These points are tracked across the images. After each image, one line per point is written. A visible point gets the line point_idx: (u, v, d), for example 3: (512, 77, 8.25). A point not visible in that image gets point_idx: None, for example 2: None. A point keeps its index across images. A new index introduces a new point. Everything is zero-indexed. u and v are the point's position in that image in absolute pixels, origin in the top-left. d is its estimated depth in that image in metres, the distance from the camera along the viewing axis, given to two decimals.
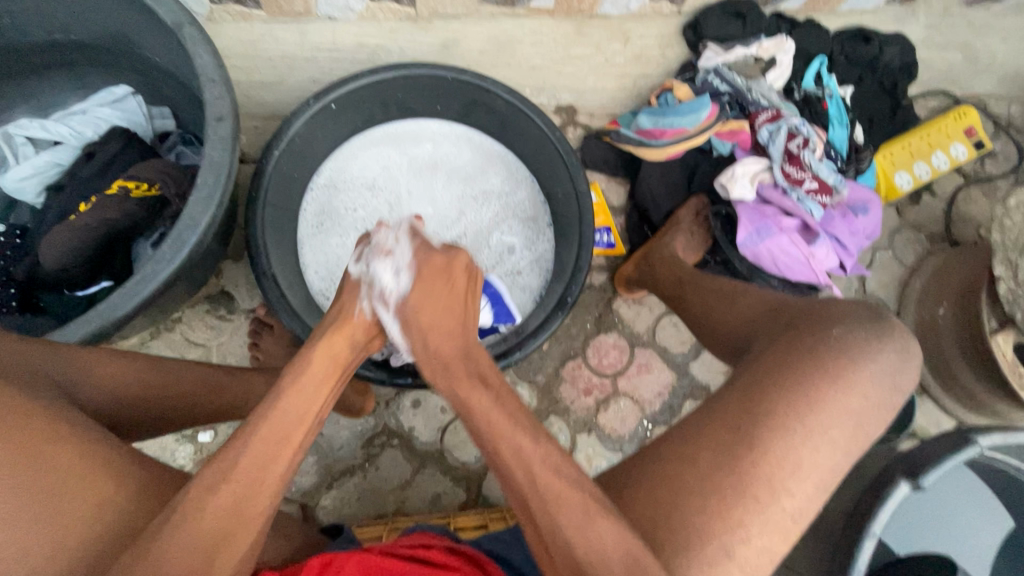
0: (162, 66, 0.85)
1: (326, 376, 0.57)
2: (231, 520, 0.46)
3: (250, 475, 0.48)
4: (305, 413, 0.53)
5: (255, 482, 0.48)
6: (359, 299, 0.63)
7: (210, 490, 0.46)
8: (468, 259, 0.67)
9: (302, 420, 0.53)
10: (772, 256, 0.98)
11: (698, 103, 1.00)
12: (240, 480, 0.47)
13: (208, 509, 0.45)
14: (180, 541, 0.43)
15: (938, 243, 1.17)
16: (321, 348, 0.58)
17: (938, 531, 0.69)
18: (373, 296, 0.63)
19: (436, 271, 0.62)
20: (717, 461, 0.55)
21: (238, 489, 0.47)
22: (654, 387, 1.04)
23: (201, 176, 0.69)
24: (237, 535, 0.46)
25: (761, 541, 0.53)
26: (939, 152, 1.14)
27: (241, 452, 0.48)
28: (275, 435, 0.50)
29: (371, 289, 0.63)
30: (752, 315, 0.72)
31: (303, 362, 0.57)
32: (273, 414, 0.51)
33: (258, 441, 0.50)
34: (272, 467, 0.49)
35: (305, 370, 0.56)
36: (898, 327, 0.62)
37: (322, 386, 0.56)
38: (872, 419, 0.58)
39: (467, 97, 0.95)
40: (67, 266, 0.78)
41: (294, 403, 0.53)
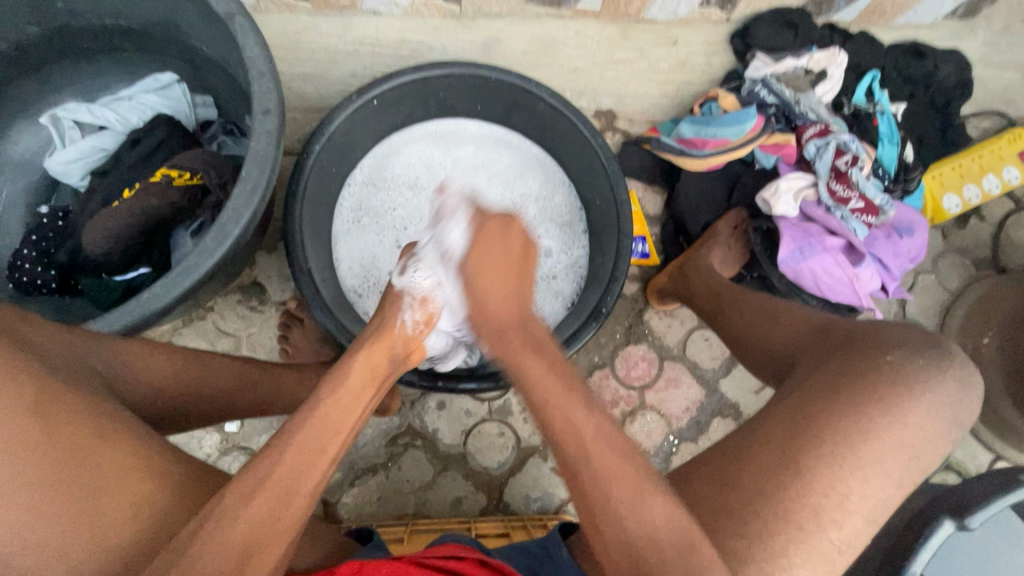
0: (208, 54, 0.86)
1: (363, 385, 0.58)
2: (269, 526, 0.45)
3: (283, 485, 0.47)
4: (343, 420, 0.53)
5: (292, 490, 0.47)
6: (400, 312, 0.68)
7: (246, 495, 0.45)
8: (497, 261, 0.64)
9: (339, 430, 0.52)
10: (813, 275, 0.95)
11: (743, 114, 0.98)
12: (275, 486, 0.46)
13: (243, 517, 0.44)
14: (220, 546, 0.43)
15: (984, 269, 1.13)
16: (361, 358, 0.60)
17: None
18: (413, 305, 0.69)
19: (493, 235, 0.65)
20: (761, 487, 0.53)
21: (274, 498, 0.46)
22: (682, 402, 1.02)
23: (246, 169, 0.68)
24: (270, 546, 0.45)
25: (806, 573, 0.51)
26: (990, 176, 1.10)
27: (279, 458, 0.48)
28: (309, 442, 0.50)
29: (410, 299, 0.70)
30: (797, 336, 0.69)
31: (343, 371, 0.58)
32: (309, 420, 0.52)
33: (294, 447, 0.49)
34: (306, 474, 0.48)
35: (344, 377, 0.57)
36: (958, 356, 0.59)
37: (360, 396, 0.57)
38: (925, 450, 0.55)
39: (509, 97, 0.94)
40: (110, 251, 0.79)
41: (330, 412, 0.53)
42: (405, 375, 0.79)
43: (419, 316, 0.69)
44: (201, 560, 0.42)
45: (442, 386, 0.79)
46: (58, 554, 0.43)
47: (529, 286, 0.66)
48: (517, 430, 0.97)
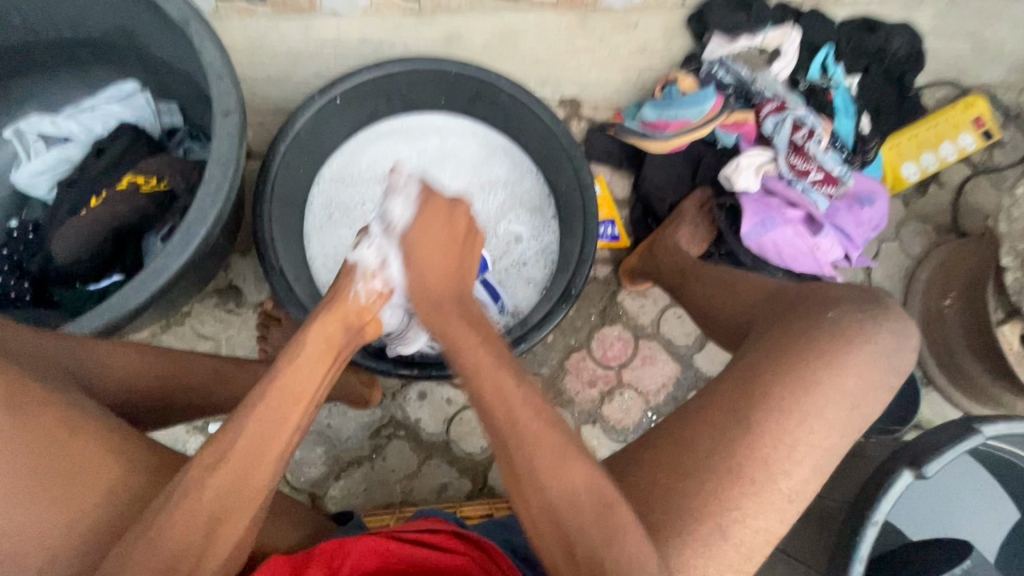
0: (169, 61, 0.87)
1: (321, 354, 0.59)
2: (234, 496, 0.47)
3: (247, 454, 0.49)
4: (304, 386, 0.55)
5: (255, 456, 0.49)
6: (353, 283, 0.66)
7: (208, 467, 0.47)
8: (438, 239, 0.66)
9: (300, 397, 0.54)
10: (776, 247, 0.98)
11: (702, 95, 1.00)
12: (239, 458, 0.48)
13: (209, 484, 0.46)
14: (186, 514, 0.45)
15: (945, 235, 1.16)
16: (314, 330, 0.60)
17: (951, 519, 0.69)
18: (366, 277, 0.67)
19: (437, 211, 0.67)
20: (715, 445, 0.56)
21: (237, 470, 0.48)
22: (658, 378, 1.05)
23: (210, 170, 0.70)
24: (237, 513, 0.47)
25: (757, 521, 0.54)
26: (945, 143, 1.13)
27: (241, 429, 0.49)
28: (271, 410, 0.51)
29: (362, 271, 0.67)
30: (751, 302, 0.72)
31: (297, 344, 0.58)
32: (271, 389, 0.52)
33: (256, 416, 0.51)
34: (272, 440, 0.50)
35: (300, 348, 0.58)
36: (893, 309, 0.62)
37: (319, 365, 0.58)
38: (867, 400, 0.59)
39: (470, 90, 0.96)
40: (81, 259, 0.80)
41: (288, 382, 0.54)
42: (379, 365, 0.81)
43: (374, 286, 0.67)
44: (167, 531, 0.44)
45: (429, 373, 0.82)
46: (39, 542, 0.45)
47: (469, 266, 0.68)
48: None
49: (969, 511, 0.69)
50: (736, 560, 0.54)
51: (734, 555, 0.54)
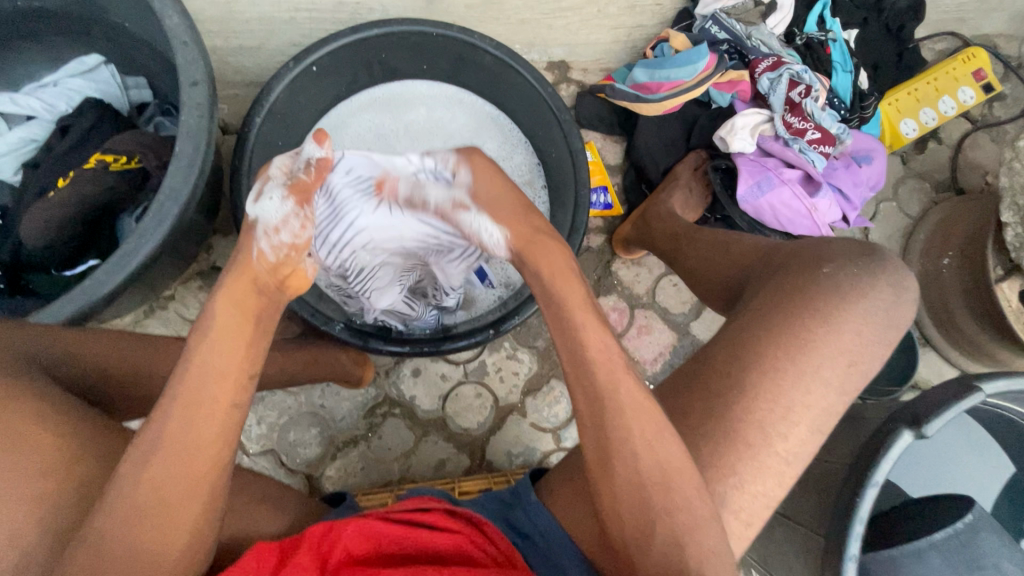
0: (132, 32, 0.82)
1: (244, 326, 0.52)
2: (176, 492, 0.46)
3: (176, 445, 0.47)
4: (228, 364, 0.50)
5: (184, 449, 0.47)
6: (254, 240, 0.54)
7: (141, 462, 0.46)
8: (502, 199, 0.59)
9: (222, 376, 0.49)
10: (773, 210, 0.96)
11: (696, 52, 0.95)
12: (167, 452, 0.46)
13: (143, 480, 0.45)
14: (128, 511, 0.45)
15: (944, 192, 1.14)
16: (222, 302, 0.53)
17: (949, 474, 0.70)
18: (271, 231, 0.54)
19: (481, 167, 0.60)
20: (711, 411, 0.55)
21: (165, 462, 0.46)
22: (655, 347, 1.04)
23: (179, 144, 0.66)
24: (178, 508, 0.46)
25: (756, 487, 0.54)
26: (945, 98, 1.10)
27: (161, 424, 0.47)
28: (193, 398, 0.48)
29: (264, 227, 0.54)
30: (746, 262, 0.70)
31: (206, 319, 0.52)
32: (184, 380, 0.49)
33: (179, 404, 0.48)
34: (198, 425, 0.47)
35: (213, 322, 0.52)
36: (892, 261, 0.60)
37: (240, 338, 0.52)
38: (865, 358, 0.57)
39: (453, 54, 0.91)
40: (54, 244, 0.76)
41: (205, 366, 0.49)
42: (369, 341, 0.80)
43: (281, 241, 0.54)
44: (116, 525, 0.44)
45: (429, 349, 0.81)
46: (26, 531, 0.44)
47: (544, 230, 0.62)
48: (494, 390, 0.98)
49: (958, 464, 0.71)
50: (734, 525, 0.54)
51: (732, 521, 0.54)
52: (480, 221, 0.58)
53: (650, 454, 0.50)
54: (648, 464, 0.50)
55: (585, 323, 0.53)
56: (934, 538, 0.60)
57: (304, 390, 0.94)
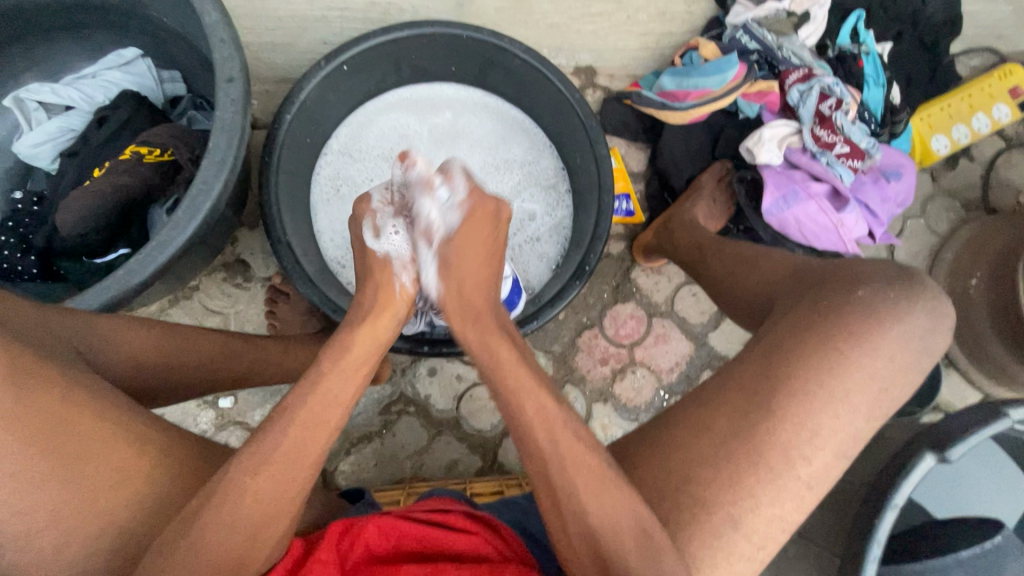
0: (171, 27, 0.84)
1: (365, 359, 0.57)
2: (274, 498, 0.48)
3: (285, 459, 0.49)
4: (344, 390, 0.54)
5: (296, 461, 0.49)
6: (396, 274, 0.64)
7: (250, 470, 0.47)
8: (480, 246, 0.64)
9: (340, 402, 0.53)
10: (798, 223, 0.95)
11: (725, 62, 0.95)
12: (278, 463, 0.48)
13: (248, 491, 0.47)
14: (226, 518, 0.45)
15: (974, 211, 1.12)
16: (364, 330, 0.59)
17: (982, 499, 0.67)
18: (405, 267, 0.64)
19: (482, 218, 0.64)
20: (733, 430, 0.54)
21: (279, 472, 0.48)
22: (672, 357, 1.03)
23: (213, 140, 0.67)
24: (278, 518, 0.48)
25: (776, 509, 0.53)
26: (979, 114, 1.08)
27: (280, 438, 0.49)
28: (313, 417, 0.51)
29: (401, 262, 0.64)
30: (775, 280, 0.69)
31: (343, 342, 0.57)
32: (312, 398, 0.52)
33: (297, 422, 0.50)
34: (310, 443, 0.50)
35: (346, 350, 0.56)
36: (929, 287, 0.59)
37: (362, 368, 0.56)
38: (895, 384, 0.56)
39: (481, 56, 0.92)
40: (87, 234, 0.78)
41: (334, 384, 0.53)
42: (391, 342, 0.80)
43: (416, 273, 0.65)
44: (207, 532, 0.45)
45: (446, 350, 0.81)
46: (61, 519, 0.45)
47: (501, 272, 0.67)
48: None
49: (990, 491, 0.68)
50: (749, 548, 0.53)
51: (748, 546, 0.53)
52: (432, 262, 0.64)
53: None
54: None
55: None
56: (961, 555, 0.60)
57: None
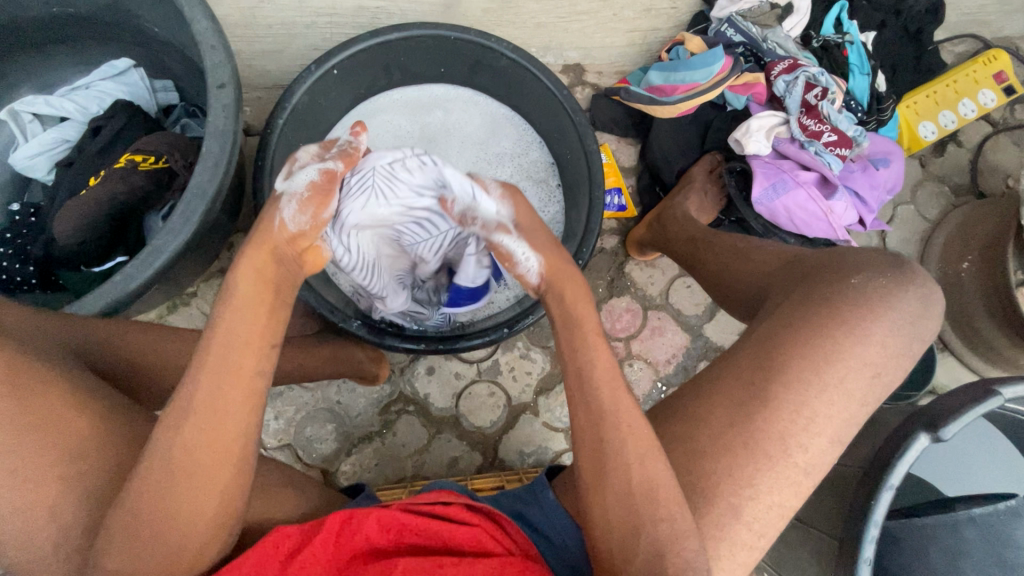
0: (161, 36, 0.85)
1: (259, 291, 0.54)
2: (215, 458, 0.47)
3: (206, 409, 0.48)
4: (250, 332, 0.51)
5: (215, 413, 0.48)
6: (278, 210, 0.57)
7: (177, 421, 0.48)
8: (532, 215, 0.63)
9: (246, 343, 0.51)
10: (788, 213, 0.95)
11: (711, 54, 0.95)
12: (199, 417, 0.48)
13: (179, 448, 0.47)
14: (186, 484, 0.47)
15: (964, 196, 1.13)
16: (245, 267, 0.54)
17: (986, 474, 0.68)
18: (296, 202, 0.57)
19: (519, 198, 0.63)
20: (731, 419, 0.56)
21: (201, 425, 0.47)
22: (668, 349, 1.04)
23: (206, 145, 0.68)
24: (216, 473, 0.48)
25: (769, 493, 0.55)
26: (965, 100, 1.09)
27: (194, 387, 0.48)
28: (223, 360, 0.49)
29: (291, 197, 0.57)
30: (768, 270, 0.70)
31: (231, 284, 0.53)
32: (215, 339, 0.50)
33: (208, 370, 0.49)
34: (230, 390, 0.49)
35: (232, 291, 0.53)
36: (920, 274, 0.60)
37: (257, 307, 0.53)
38: (888, 368, 0.58)
39: (471, 58, 0.93)
40: (84, 241, 0.79)
41: (234, 328, 0.51)
42: (400, 343, 0.82)
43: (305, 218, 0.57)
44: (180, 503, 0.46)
45: (443, 347, 0.82)
46: (62, 518, 0.47)
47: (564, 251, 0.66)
48: (507, 389, 0.99)
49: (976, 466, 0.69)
50: (749, 536, 0.55)
51: (749, 533, 0.55)
52: (521, 244, 0.61)
53: (645, 467, 0.53)
54: (661, 480, 0.53)
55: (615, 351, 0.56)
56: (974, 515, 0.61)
57: (320, 386, 0.96)
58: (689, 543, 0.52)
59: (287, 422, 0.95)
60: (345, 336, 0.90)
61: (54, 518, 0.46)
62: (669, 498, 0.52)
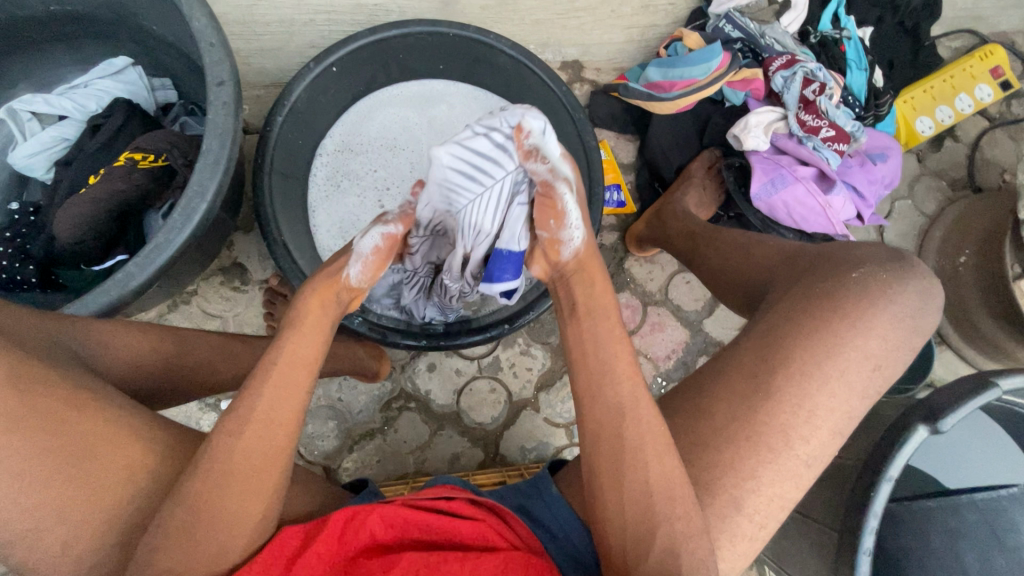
0: (160, 34, 0.85)
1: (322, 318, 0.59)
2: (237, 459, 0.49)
3: (255, 421, 0.51)
4: (310, 354, 0.55)
5: (274, 423, 0.51)
6: (346, 265, 0.62)
7: (232, 430, 0.50)
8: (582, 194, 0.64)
9: (307, 363, 0.55)
10: (787, 207, 0.96)
11: (709, 50, 0.95)
12: (257, 426, 0.50)
13: (232, 453, 0.49)
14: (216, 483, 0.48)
15: (961, 190, 1.13)
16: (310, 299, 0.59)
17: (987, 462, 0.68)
18: (362, 259, 0.62)
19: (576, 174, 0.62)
20: (732, 412, 0.56)
21: (258, 433, 0.50)
22: (668, 344, 1.04)
23: (206, 143, 0.68)
24: (260, 477, 0.50)
25: (771, 485, 0.56)
26: (962, 95, 1.09)
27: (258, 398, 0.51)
28: (287, 376, 0.53)
29: (357, 254, 0.62)
30: (769, 264, 0.70)
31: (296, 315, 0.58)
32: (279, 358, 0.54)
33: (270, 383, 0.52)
34: (284, 403, 0.52)
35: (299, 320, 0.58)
36: (919, 267, 0.60)
37: (318, 334, 0.58)
38: (888, 361, 0.58)
39: (469, 54, 0.93)
40: (84, 241, 0.79)
41: (297, 350, 0.55)
42: (408, 341, 0.83)
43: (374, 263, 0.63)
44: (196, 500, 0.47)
45: (445, 343, 0.83)
46: (70, 516, 0.47)
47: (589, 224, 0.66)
48: (508, 385, 1.00)
49: (976, 456, 0.69)
50: (751, 528, 0.56)
51: (748, 524, 0.56)
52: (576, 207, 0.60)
53: (650, 461, 0.53)
54: (664, 471, 0.53)
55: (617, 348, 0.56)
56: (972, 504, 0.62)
57: (321, 384, 0.96)
58: (693, 537, 0.52)
59: None
60: (346, 332, 0.90)
61: (62, 516, 0.47)
62: (674, 493, 0.53)
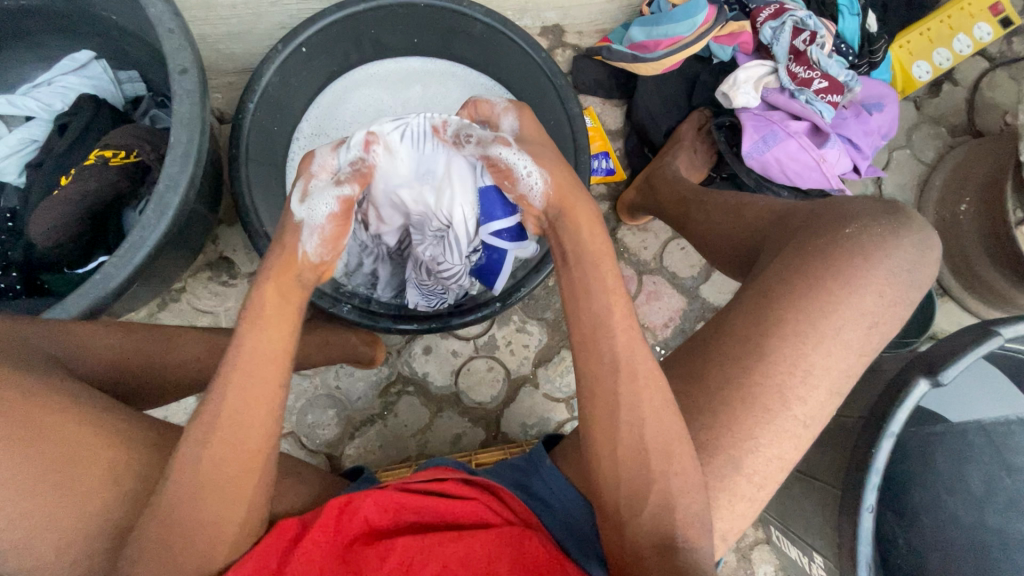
0: (119, 23, 0.81)
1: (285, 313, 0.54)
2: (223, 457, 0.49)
3: (233, 424, 0.49)
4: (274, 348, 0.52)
5: (244, 422, 0.50)
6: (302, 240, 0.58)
7: (203, 434, 0.49)
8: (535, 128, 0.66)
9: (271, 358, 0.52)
10: (780, 164, 0.93)
11: (693, 5, 0.90)
12: (226, 427, 0.49)
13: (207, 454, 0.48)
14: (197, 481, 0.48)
15: (961, 136, 1.10)
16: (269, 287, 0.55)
17: None
18: (316, 231, 0.58)
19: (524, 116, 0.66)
20: (726, 376, 0.55)
21: (228, 436, 0.49)
22: (664, 312, 1.03)
23: (174, 134, 0.66)
24: (239, 478, 0.49)
25: (769, 446, 0.55)
26: (960, 36, 1.05)
27: (226, 401, 0.49)
28: (258, 375, 0.51)
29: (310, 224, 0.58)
30: (761, 225, 0.68)
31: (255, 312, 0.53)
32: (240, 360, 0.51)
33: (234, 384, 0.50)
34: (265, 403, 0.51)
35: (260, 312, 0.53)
36: (916, 220, 0.58)
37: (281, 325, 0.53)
38: (886, 317, 0.57)
39: (443, 25, 0.90)
40: (63, 243, 0.77)
41: (261, 347, 0.52)
42: (403, 326, 0.81)
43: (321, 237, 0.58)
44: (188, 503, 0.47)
45: (436, 325, 0.82)
46: (59, 522, 0.47)
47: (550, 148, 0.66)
48: (506, 362, 0.99)
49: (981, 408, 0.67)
50: (749, 488, 0.55)
51: (748, 485, 0.55)
52: (520, 156, 0.60)
53: (644, 431, 0.52)
54: (657, 438, 0.52)
55: (605, 321, 0.54)
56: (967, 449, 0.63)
57: (318, 372, 0.96)
58: (688, 503, 0.52)
59: (288, 411, 0.95)
60: (336, 320, 0.89)
61: (50, 522, 0.47)
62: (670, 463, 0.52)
